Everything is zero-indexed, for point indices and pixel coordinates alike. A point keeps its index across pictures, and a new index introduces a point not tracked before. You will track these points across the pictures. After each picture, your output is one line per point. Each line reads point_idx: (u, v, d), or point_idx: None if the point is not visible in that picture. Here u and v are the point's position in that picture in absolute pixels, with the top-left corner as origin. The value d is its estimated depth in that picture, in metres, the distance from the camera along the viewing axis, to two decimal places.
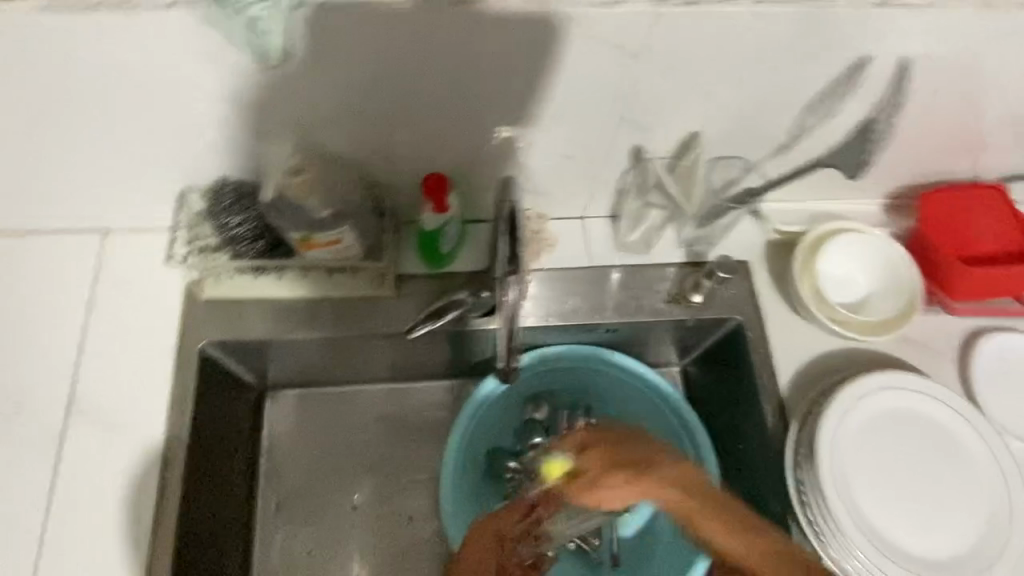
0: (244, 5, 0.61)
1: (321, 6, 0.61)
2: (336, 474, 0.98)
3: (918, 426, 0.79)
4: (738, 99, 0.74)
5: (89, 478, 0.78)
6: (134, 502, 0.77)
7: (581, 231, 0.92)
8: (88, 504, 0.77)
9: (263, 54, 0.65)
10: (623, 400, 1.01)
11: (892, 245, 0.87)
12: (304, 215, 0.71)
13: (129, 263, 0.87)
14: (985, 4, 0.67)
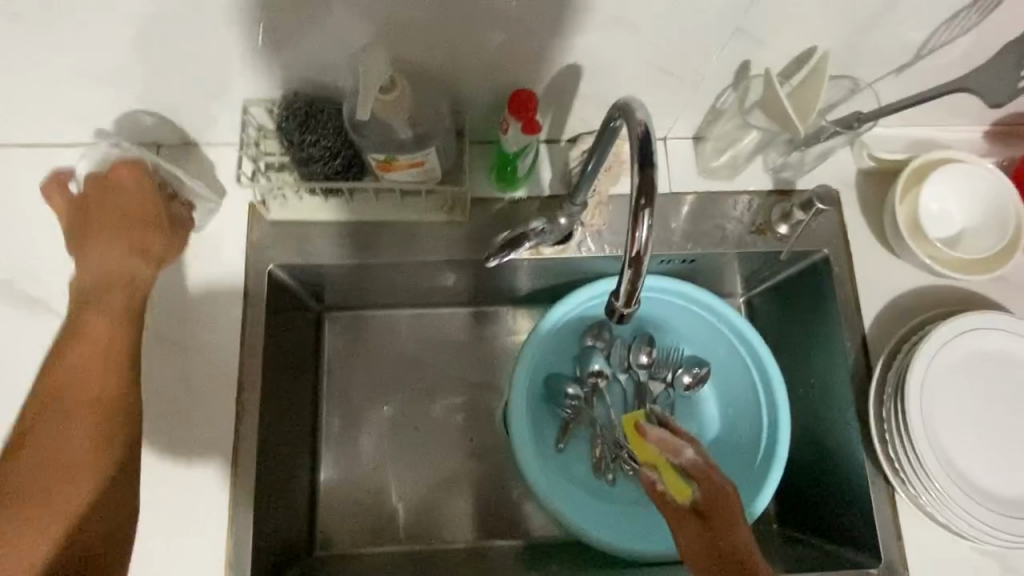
0: None
1: None
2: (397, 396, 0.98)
3: (1006, 367, 0.77)
4: (869, 12, 0.67)
5: (166, 398, 0.78)
6: (217, 427, 0.78)
7: (662, 155, 0.87)
8: (167, 422, 0.77)
9: None
10: (685, 328, 1.00)
11: (1000, 175, 0.82)
12: (386, 134, 0.67)
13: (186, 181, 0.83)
14: None
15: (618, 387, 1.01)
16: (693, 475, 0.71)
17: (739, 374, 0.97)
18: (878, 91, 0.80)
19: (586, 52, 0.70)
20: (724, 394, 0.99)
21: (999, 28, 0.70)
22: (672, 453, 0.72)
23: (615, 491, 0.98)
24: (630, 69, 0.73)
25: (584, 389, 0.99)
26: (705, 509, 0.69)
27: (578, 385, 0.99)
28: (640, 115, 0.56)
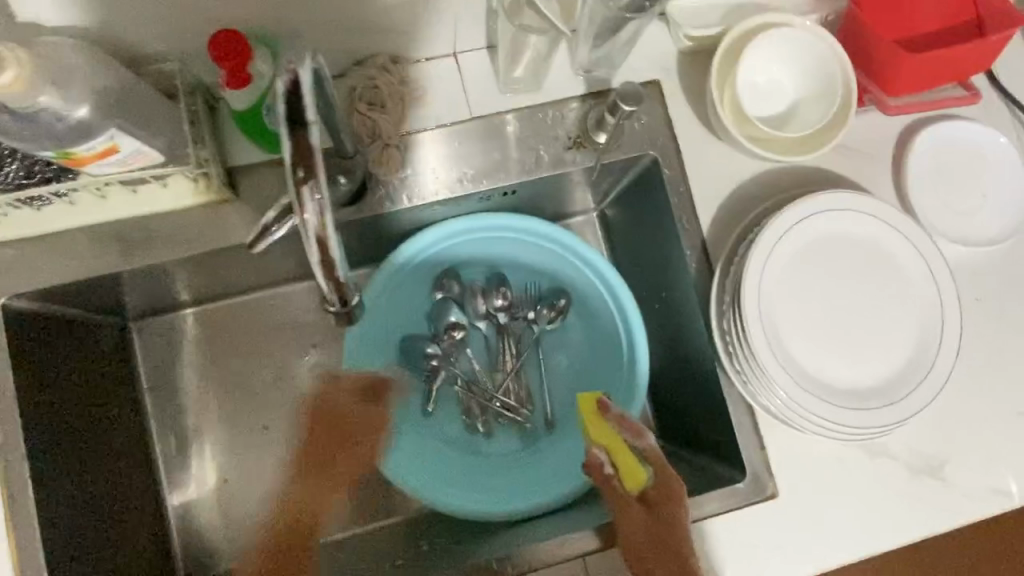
0: None
1: None
2: (238, 394, 0.90)
3: (853, 246, 0.71)
4: None
5: None
6: None
7: (456, 74, 0.74)
8: None
9: None
10: (535, 262, 0.91)
11: (823, 36, 0.71)
12: (42, 123, 0.50)
13: None
14: None
15: (479, 335, 0.95)
16: (647, 459, 0.74)
17: (596, 299, 0.90)
18: None
19: None
20: (587, 324, 0.92)
21: None
22: (632, 435, 0.75)
23: (489, 446, 0.91)
24: None
25: (442, 344, 0.91)
26: (652, 494, 0.72)
27: (438, 340, 0.90)
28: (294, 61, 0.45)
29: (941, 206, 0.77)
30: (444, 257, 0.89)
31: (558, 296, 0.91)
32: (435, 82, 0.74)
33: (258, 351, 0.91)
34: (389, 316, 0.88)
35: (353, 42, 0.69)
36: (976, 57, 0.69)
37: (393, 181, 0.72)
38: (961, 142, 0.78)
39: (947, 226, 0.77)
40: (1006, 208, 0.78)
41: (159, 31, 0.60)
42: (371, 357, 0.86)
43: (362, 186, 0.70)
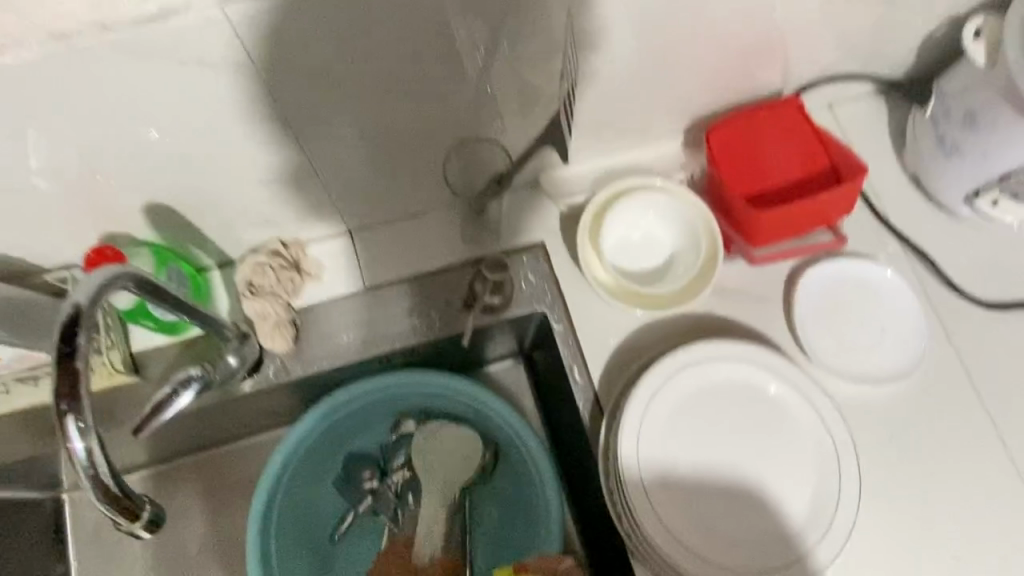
0: None
1: None
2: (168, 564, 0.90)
3: (736, 395, 0.71)
4: (438, 80, 0.61)
5: None
6: None
7: (350, 249, 0.80)
8: None
9: None
10: (475, 417, 0.89)
11: (686, 199, 0.77)
12: None
13: None
14: None
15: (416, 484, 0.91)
16: None
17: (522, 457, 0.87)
18: (519, 136, 0.73)
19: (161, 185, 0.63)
20: (517, 485, 0.88)
21: (592, 61, 0.66)
22: None
23: None
24: (219, 180, 0.65)
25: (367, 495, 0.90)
26: None
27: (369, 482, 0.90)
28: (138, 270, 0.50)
29: (837, 343, 0.77)
30: (371, 409, 0.89)
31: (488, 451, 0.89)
32: (329, 258, 0.80)
33: (188, 517, 0.92)
34: (334, 442, 0.90)
35: (241, 231, 0.75)
36: (835, 206, 0.73)
37: (287, 354, 0.76)
38: (851, 279, 0.79)
39: (845, 365, 0.76)
40: (906, 341, 0.77)
41: (48, 246, 0.66)
42: (287, 509, 0.87)
43: (257, 360, 0.75)
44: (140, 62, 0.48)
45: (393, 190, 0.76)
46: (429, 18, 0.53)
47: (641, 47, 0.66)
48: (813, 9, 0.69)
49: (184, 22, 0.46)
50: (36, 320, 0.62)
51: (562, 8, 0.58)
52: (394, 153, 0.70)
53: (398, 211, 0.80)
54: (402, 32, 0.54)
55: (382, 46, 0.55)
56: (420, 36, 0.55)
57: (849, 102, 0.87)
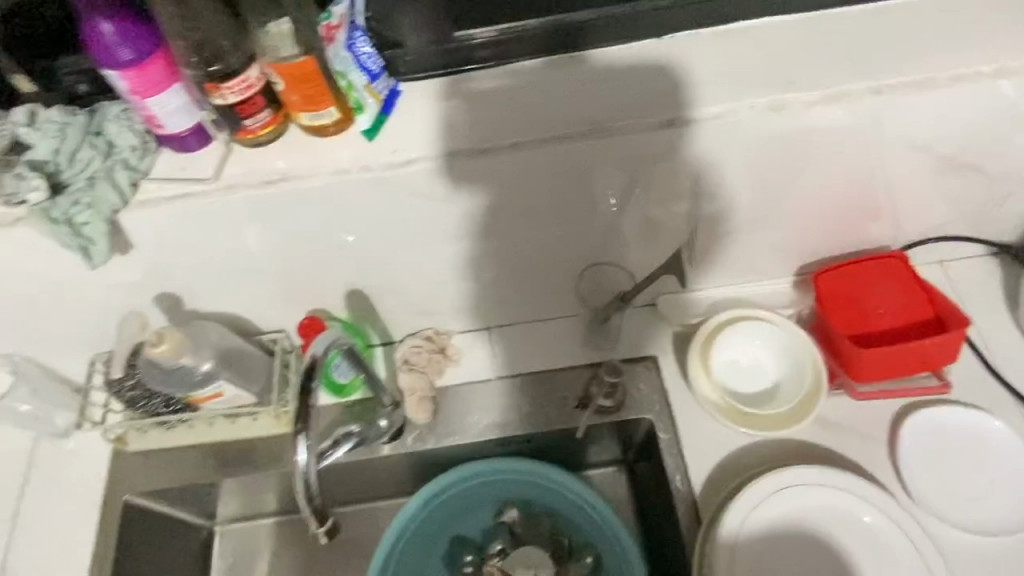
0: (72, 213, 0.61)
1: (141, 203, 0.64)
2: None
3: (830, 523, 0.76)
4: (585, 215, 0.77)
5: None
6: None
7: (487, 344, 0.94)
8: None
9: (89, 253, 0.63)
10: (574, 514, 0.97)
11: (792, 331, 0.84)
12: (180, 373, 0.74)
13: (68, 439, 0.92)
14: (776, 109, 0.68)
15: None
16: None
17: (619, 562, 0.92)
18: (645, 262, 0.87)
19: (361, 276, 0.81)
20: None
21: (714, 209, 0.79)
22: None
23: None
24: (402, 277, 0.83)
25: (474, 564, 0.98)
26: None
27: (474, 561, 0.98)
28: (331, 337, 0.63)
29: (945, 489, 0.78)
30: (482, 493, 0.99)
31: (587, 552, 0.95)
32: (469, 349, 0.94)
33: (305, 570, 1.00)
34: (442, 522, 0.99)
35: (407, 319, 0.92)
36: (940, 352, 0.78)
37: (425, 426, 0.89)
38: (960, 427, 0.80)
39: (953, 513, 0.76)
40: (1020, 496, 0.77)
41: (268, 315, 0.85)
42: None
43: (399, 428, 0.88)
44: (382, 194, 0.67)
45: (532, 298, 0.91)
46: (590, 173, 0.71)
47: (756, 201, 0.79)
48: (916, 179, 0.79)
49: (418, 166, 0.66)
50: (242, 363, 0.79)
51: (691, 169, 0.73)
52: (540, 267, 0.85)
53: (532, 315, 0.94)
54: (568, 181, 0.71)
55: (551, 192, 0.72)
56: (578, 184, 0.72)
57: (960, 260, 0.93)
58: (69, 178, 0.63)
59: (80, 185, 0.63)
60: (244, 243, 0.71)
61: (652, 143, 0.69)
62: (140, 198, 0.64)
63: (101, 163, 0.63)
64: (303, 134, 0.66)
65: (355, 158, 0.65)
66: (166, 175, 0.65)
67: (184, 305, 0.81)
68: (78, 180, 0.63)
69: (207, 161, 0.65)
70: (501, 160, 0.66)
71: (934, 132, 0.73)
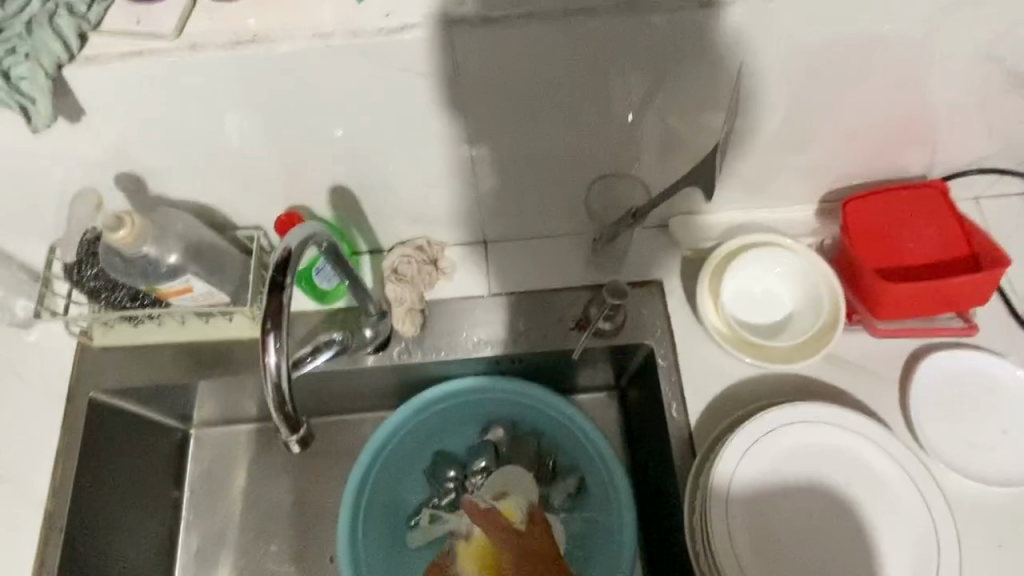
0: (10, 65, 0.54)
1: (93, 59, 0.55)
2: (255, 520, 0.96)
3: (833, 463, 0.73)
4: (601, 115, 0.68)
5: None
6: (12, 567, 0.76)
7: (482, 257, 0.88)
8: None
9: (32, 115, 0.55)
10: (564, 437, 0.94)
11: (813, 261, 0.79)
12: (141, 263, 0.67)
13: (33, 330, 0.86)
14: None
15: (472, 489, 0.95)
16: None
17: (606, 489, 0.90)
18: (660, 177, 0.79)
19: (347, 172, 0.73)
20: (599, 514, 0.91)
21: (745, 118, 0.71)
22: None
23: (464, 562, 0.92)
24: (394, 176, 0.75)
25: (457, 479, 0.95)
26: None
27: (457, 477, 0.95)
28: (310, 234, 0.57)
29: (955, 436, 0.74)
30: (469, 410, 0.95)
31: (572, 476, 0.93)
32: (463, 262, 0.88)
33: (284, 477, 0.98)
34: (426, 436, 0.96)
35: (397, 225, 0.85)
36: (970, 291, 0.73)
37: (412, 338, 0.84)
38: (976, 374, 0.76)
39: (960, 460, 0.73)
40: None
41: (245, 208, 0.78)
42: (376, 491, 0.92)
43: (385, 339, 0.83)
44: (372, 68, 0.59)
45: (533, 209, 0.83)
46: (608, 62, 0.61)
47: (794, 112, 0.70)
48: (971, 99, 0.71)
49: (415, 35, 0.56)
50: (213, 258, 0.72)
51: (728, 65, 0.63)
52: (546, 176, 0.77)
53: (531, 230, 0.87)
54: (584, 71, 0.62)
55: (562, 82, 0.63)
56: (599, 75, 0.63)
57: (996, 197, 0.86)
58: (8, 23, 0.54)
59: (18, 33, 0.54)
60: (214, 119, 0.63)
61: (683, 29, 0.59)
62: (92, 53, 0.55)
63: (41, 7, 0.54)
64: None
65: (342, 21, 0.56)
66: (120, 28, 0.56)
67: (152, 191, 0.73)
68: (14, 25, 0.54)
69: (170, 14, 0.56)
70: (511, 34, 0.57)
71: (1006, 39, 0.63)
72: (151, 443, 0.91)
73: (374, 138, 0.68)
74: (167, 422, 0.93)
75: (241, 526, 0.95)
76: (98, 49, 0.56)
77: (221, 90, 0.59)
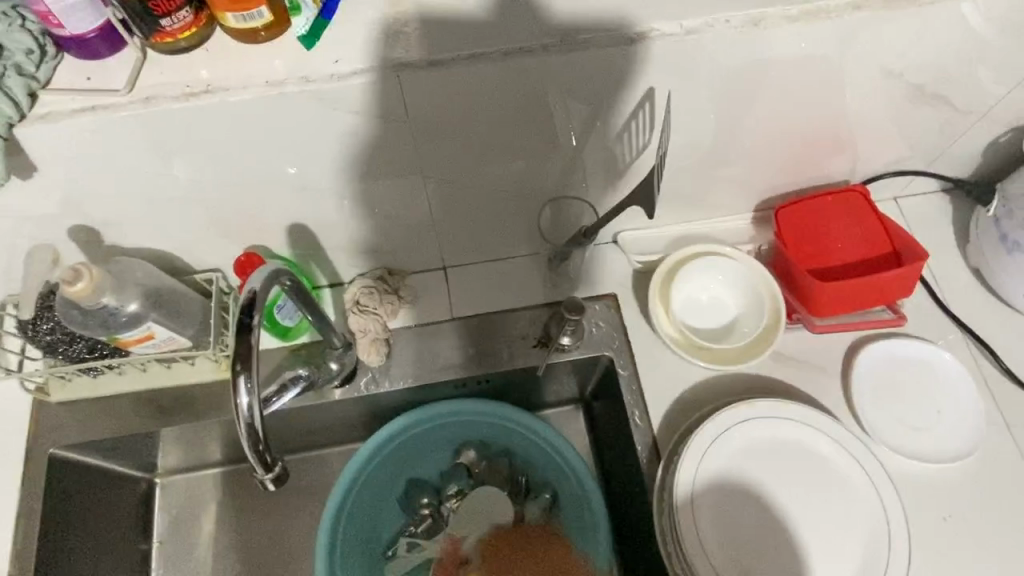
0: None
1: (43, 117, 0.56)
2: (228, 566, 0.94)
3: (790, 455, 0.77)
4: (547, 143, 0.72)
5: None
6: None
7: (442, 283, 0.90)
8: None
9: None
10: (534, 454, 0.96)
11: (753, 266, 0.84)
12: (101, 314, 0.67)
13: None
14: (756, 24, 0.63)
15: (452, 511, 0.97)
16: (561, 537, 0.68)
17: (579, 504, 0.92)
18: (607, 197, 0.84)
19: (305, 210, 0.75)
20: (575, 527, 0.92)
21: (681, 139, 0.76)
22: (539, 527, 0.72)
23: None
24: (351, 211, 0.77)
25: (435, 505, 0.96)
26: None
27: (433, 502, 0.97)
28: (273, 274, 0.58)
29: (894, 420, 0.80)
30: (439, 437, 0.97)
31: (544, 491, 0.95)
32: (423, 289, 0.90)
33: (256, 519, 0.97)
34: (399, 465, 0.97)
35: (357, 258, 0.86)
36: (896, 285, 0.79)
37: (379, 368, 0.85)
38: (907, 360, 0.82)
39: (902, 442, 0.78)
40: (962, 425, 0.79)
41: (202, 251, 0.79)
42: (351, 526, 0.92)
43: (351, 371, 0.84)
44: (325, 111, 0.61)
45: (487, 233, 0.86)
46: (548, 93, 0.65)
47: (724, 131, 0.75)
48: (881, 111, 0.77)
49: (366, 79, 0.59)
50: (173, 304, 0.72)
51: (662, 90, 0.68)
52: (499, 202, 0.81)
53: (486, 253, 0.91)
54: (528, 103, 0.65)
55: (508, 114, 0.67)
56: (541, 106, 0.66)
57: (913, 196, 0.94)
58: None
59: None
60: (171, 168, 0.64)
61: (619, 60, 0.63)
62: (42, 112, 0.56)
63: None
64: (234, 40, 0.59)
65: (293, 67, 0.59)
66: (73, 86, 0.57)
67: (107, 241, 0.73)
68: None
69: (121, 69, 0.58)
70: (458, 74, 0.60)
71: (908, 56, 0.70)
72: (115, 495, 0.89)
73: (330, 176, 0.70)
74: (130, 473, 0.92)
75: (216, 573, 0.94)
76: (50, 108, 0.57)
77: (175, 141, 0.61)
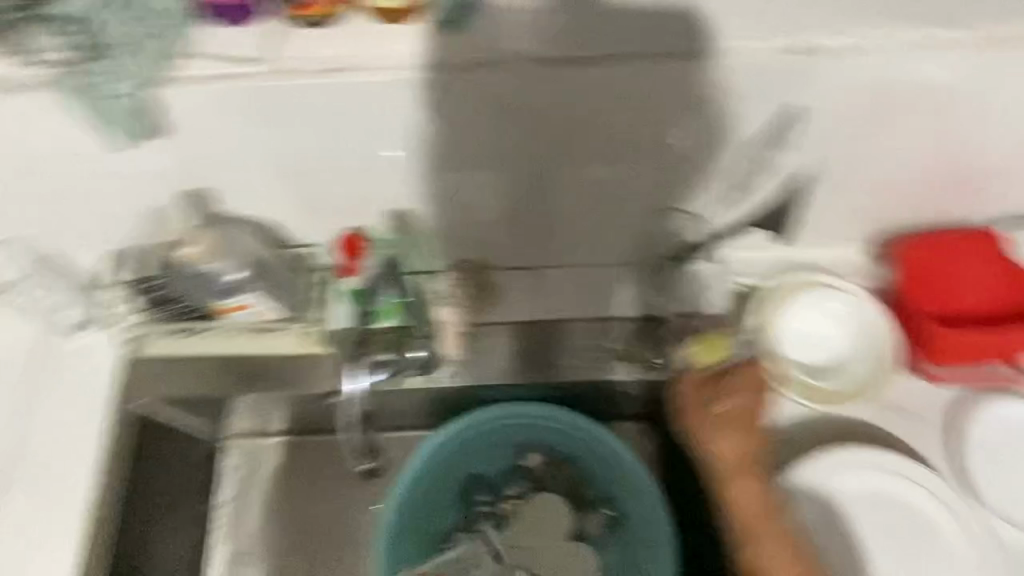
0: (117, 83, 0.60)
1: (193, 84, 0.61)
2: (282, 537, 0.94)
3: (882, 504, 0.76)
4: (670, 150, 0.70)
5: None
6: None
7: (529, 281, 0.87)
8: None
9: (136, 130, 0.64)
10: (599, 468, 0.92)
11: (866, 305, 0.79)
12: (210, 281, 0.71)
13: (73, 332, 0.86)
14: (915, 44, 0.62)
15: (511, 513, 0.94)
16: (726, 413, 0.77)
17: (645, 521, 0.90)
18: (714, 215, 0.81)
19: (413, 196, 0.76)
20: (640, 543, 0.91)
21: (809, 162, 0.73)
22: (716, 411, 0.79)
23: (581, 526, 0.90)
24: (458, 201, 0.77)
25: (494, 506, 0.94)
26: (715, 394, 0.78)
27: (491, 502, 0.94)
28: None
29: (998, 485, 0.77)
30: (505, 438, 0.94)
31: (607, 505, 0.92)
32: (509, 286, 0.87)
33: (312, 495, 0.96)
34: (459, 460, 0.94)
35: None
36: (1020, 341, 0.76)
37: (460, 362, 0.85)
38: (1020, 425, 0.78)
39: (1003, 507, 0.76)
40: None
41: (304, 226, 0.79)
42: (412, 516, 0.92)
43: (428, 361, 0.81)
44: None
45: (582, 239, 0.84)
46: (685, 99, 0.65)
47: (855, 156, 0.72)
48: None
49: None
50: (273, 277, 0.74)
51: (802, 107, 0.66)
52: None
53: None
54: (664, 108, 0.65)
55: (640, 117, 0.66)
56: (676, 112, 0.66)
57: None
58: (118, 41, 0.60)
59: (129, 53, 0.60)
60: None
61: (765, 71, 0.62)
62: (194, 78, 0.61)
63: (150, 31, 0.60)
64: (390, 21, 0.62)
65: (442, 52, 0.61)
66: (230, 59, 0.61)
67: (218, 205, 0.75)
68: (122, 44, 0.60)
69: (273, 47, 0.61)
70: (603, 75, 0.62)
71: None
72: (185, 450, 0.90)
73: (447, 164, 0.70)
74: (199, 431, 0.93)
75: (270, 542, 0.94)
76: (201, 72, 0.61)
77: None
